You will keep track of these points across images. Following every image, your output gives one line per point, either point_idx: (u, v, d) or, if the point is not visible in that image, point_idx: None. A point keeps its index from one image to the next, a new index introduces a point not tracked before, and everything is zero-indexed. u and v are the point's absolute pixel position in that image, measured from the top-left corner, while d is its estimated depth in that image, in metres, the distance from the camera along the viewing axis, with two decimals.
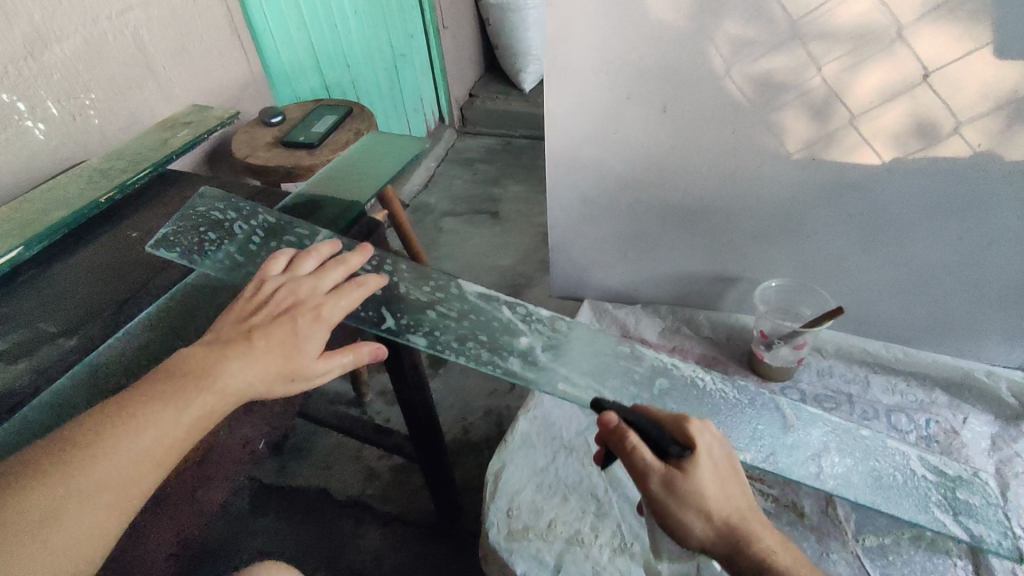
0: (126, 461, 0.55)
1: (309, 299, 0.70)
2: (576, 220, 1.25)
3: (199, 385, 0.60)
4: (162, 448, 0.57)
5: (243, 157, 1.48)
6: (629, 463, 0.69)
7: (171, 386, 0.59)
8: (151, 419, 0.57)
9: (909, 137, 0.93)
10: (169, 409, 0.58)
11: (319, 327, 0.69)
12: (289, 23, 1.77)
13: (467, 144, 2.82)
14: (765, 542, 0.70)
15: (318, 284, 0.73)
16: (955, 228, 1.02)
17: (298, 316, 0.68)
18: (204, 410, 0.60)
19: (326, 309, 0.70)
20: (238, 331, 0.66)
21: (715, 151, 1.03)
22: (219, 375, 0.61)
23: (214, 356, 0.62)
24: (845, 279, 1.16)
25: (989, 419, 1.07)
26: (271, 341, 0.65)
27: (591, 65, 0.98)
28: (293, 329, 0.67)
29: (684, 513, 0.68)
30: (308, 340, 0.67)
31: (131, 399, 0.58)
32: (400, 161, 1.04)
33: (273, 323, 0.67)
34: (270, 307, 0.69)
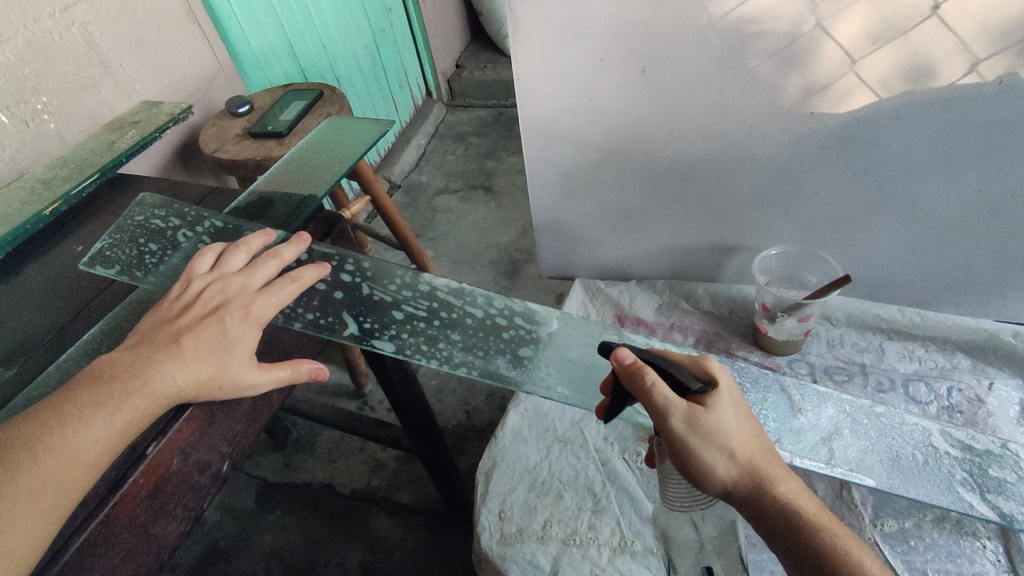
0: (57, 470, 0.53)
1: (238, 297, 0.67)
2: (558, 195, 1.16)
3: (126, 386, 0.57)
4: (97, 449, 0.55)
5: (210, 153, 1.30)
6: (647, 402, 0.60)
7: (97, 388, 0.57)
8: (83, 421, 0.55)
9: (917, 80, 0.82)
10: (100, 413, 0.55)
11: (250, 325, 0.66)
12: (255, 3, 1.54)
13: (459, 118, 2.69)
14: (793, 485, 0.63)
15: (248, 280, 0.69)
16: (972, 177, 0.92)
17: (228, 315, 0.65)
18: (139, 413, 0.57)
19: (256, 306, 0.67)
20: (164, 333, 0.62)
21: (702, 111, 0.94)
22: (149, 377, 0.58)
23: (141, 359, 0.59)
24: (855, 241, 1.07)
25: (1018, 383, 0.98)
26: (200, 342, 0.62)
27: (556, 27, 0.89)
28: (221, 331, 0.64)
29: (710, 452, 0.60)
30: (238, 340, 0.65)
31: (61, 403, 0.55)
32: (360, 149, 0.96)
33: (200, 323, 0.64)
34: (198, 305, 0.65)
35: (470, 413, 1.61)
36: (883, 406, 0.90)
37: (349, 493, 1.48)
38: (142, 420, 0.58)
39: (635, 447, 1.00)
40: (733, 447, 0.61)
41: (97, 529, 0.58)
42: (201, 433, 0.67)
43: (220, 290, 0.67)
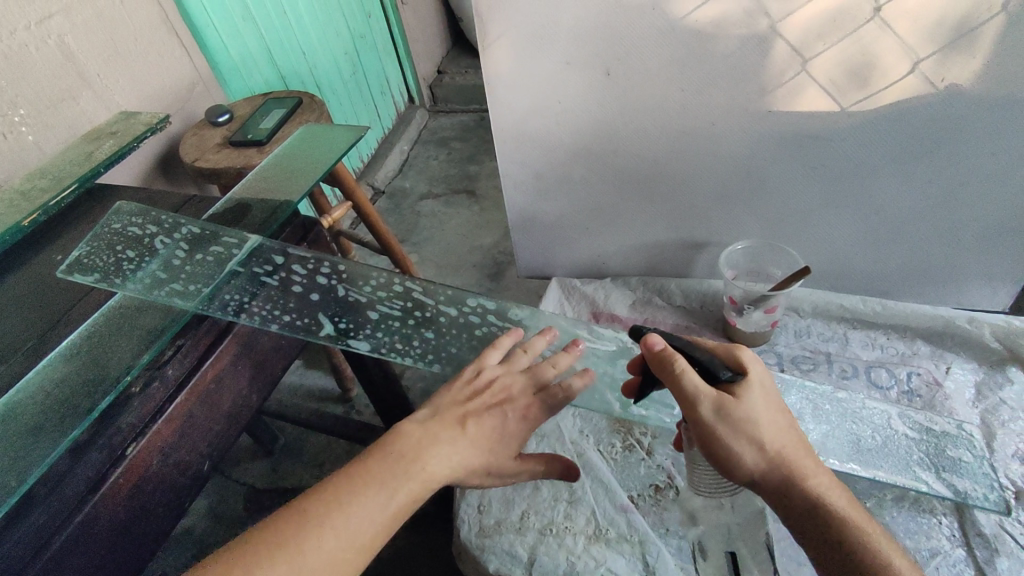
0: (337, 544, 0.54)
1: (518, 394, 0.74)
2: (532, 196, 1.19)
3: (411, 468, 0.60)
4: (371, 532, 0.56)
5: (191, 162, 1.31)
6: (675, 387, 0.64)
7: (395, 465, 0.60)
8: (368, 498, 0.57)
9: (864, 77, 0.86)
10: (381, 489, 0.58)
11: (522, 420, 0.73)
12: (233, 13, 1.55)
13: (441, 123, 2.72)
14: (821, 477, 0.64)
15: (520, 377, 0.75)
16: (923, 171, 0.96)
17: (510, 409, 0.72)
18: (412, 496, 0.59)
19: (533, 408, 0.74)
20: (453, 415, 0.68)
21: (665, 112, 0.98)
22: (428, 460, 0.62)
23: (427, 443, 0.63)
24: (818, 235, 1.11)
25: (973, 367, 1.03)
26: (480, 429, 0.68)
27: (522, 33, 0.92)
28: (502, 421, 0.71)
29: (738, 439, 0.63)
30: (512, 432, 0.72)
31: (349, 478, 0.58)
32: (334, 154, 0.99)
33: (484, 411, 0.70)
34: (487, 397, 0.71)
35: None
36: (845, 392, 0.94)
37: None
38: (415, 503, 0.60)
39: (609, 438, 1.03)
40: (762, 436, 0.63)
41: (82, 525, 0.61)
42: (178, 436, 0.72)
43: (506, 383, 0.74)
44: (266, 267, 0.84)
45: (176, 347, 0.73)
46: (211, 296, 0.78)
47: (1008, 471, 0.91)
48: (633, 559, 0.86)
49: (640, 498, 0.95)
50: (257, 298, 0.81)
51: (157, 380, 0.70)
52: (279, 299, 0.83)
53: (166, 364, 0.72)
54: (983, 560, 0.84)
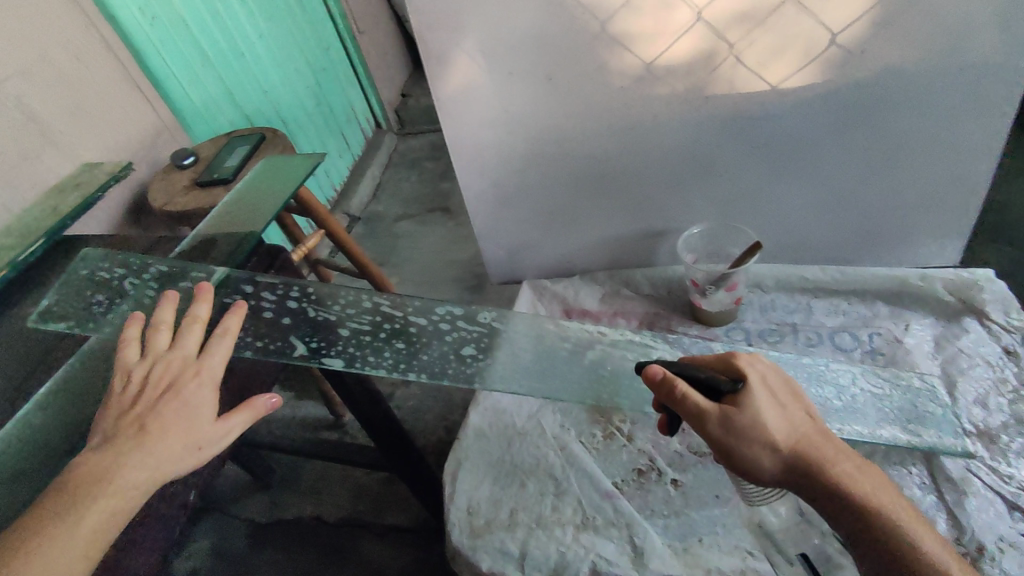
0: None
1: (182, 369, 0.64)
2: (493, 205, 1.22)
3: (88, 496, 0.55)
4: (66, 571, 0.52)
5: (159, 207, 1.34)
6: (679, 409, 0.66)
7: (65, 500, 0.54)
8: (45, 541, 0.52)
9: (789, 56, 0.90)
10: (64, 526, 0.53)
11: (209, 389, 0.63)
12: (192, 59, 1.58)
13: (410, 145, 2.74)
14: (843, 465, 0.65)
15: (185, 349, 0.66)
16: (858, 139, 1.01)
17: (180, 387, 0.62)
18: (108, 514, 0.55)
19: (206, 370, 0.64)
20: (128, 424, 0.59)
21: (607, 111, 1.02)
22: (110, 477, 0.56)
23: (100, 460, 0.57)
24: (769, 212, 1.15)
25: (931, 322, 1.07)
26: (162, 423, 0.59)
27: (465, 49, 0.96)
28: (184, 405, 0.61)
29: (754, 449, 0.65)
30: (201, 406, 0.62)
31: (20, 530, 0.53)
32: (294, 183, 1.02)
33: (156, 404, 0.61)
34: (148, 390, 0.62)
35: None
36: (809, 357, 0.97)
37: (337, 521, 1.47)
38: (115, 521, 0.55)
39: (590, 429, 1.05)
40: (777, 440, 0.65)
41: None
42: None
43: (165, 367, 0.64)
44: (236, 295, 0.85)
45: None
46: None
47: (970, 416, 0.95)
48: (621, 542, 0.89)
49: (624, 483, 0.97)
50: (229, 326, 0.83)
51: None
52: (248, 326, 0.84)
53: None
54: (955, 504, 0.87)
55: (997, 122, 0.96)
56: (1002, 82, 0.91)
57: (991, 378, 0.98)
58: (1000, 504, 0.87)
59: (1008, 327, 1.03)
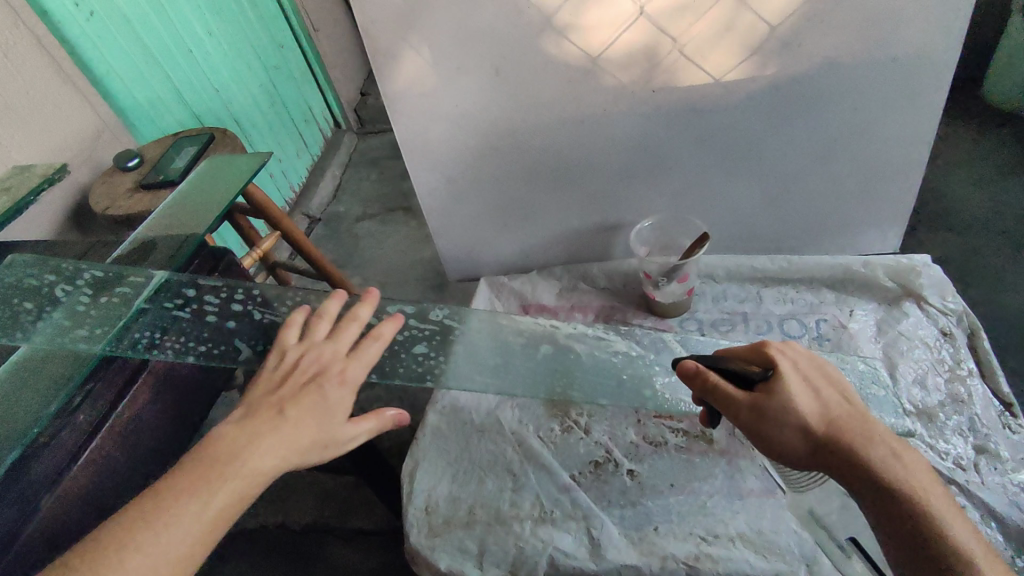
0: (145, 565, 0.50)
1: (331, 363, 0.69)
2: (447, 202, 1.21)
3: (224, 469, 0.56)
4: (188, 544, 0.52)
5: (102, 211, 1.29)
6: (714, 396, 0.70)
7: (202, 471, 0.56)
8: (176, 508, 0.53)
9: (731, 48, 0.92)
10: (191, 500, 0.54)
11: (346, 389, 0.67)
12: (134, 56, 1.50)
13: (370, 143, 2.68)
14: (878, 450, 0.64)
15: (336, 345, 0.72)
16: (800, 130, 1.03)
17: (325, 379, 0.66)
18: (235, 496, 0.56)
19: (350, 372, 0.69)
20: (267, 406, 0.63)
21: (556, 105, 1.02)
22: (244, 456, 0.58)
23: (241, 436, 0.60)
24: (718, 203, 1.17)
25: (874, 306, 1.10)
26: (301, 410, 0.63)
27: (412, 43, 0.95)
28: (323, 398, 0.65)
29: (783, 432, 0.66)
30: (338, 404, 0.65)
31: (156, 489, 0.55)
32: (239, 184, 0.99)
33: (299, 391, 0.65)
34: (297, 374, 0.67)
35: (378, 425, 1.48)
36: None
37: (303, 526, 1.43)
38: (237, 504, 0.56)
39: (548, 423, 1.05)
40: (806, 422, 0.66)
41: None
42: (93, 482, 0.70)
43: (314, 360, 0.69)
44: (173, 301, 0.83)
45: (86, 391, 0.71)
46: (120, 336, 0.77)
47: (910, 396, 0.98)
48: (579, 534, 0.89)
49: (582, 476, 0.98)
50: (171, 331, 0.81)
51: (69, 426, 0.68)
52: (191, 330, 0.82)
53: (77, 410, 0.70)
54: None
55: (929, 111, 0.99)
56: (933, 73, 0.94)
57: (929, 358, 1.02)
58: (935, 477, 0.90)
59: (944, 310, 1.07)
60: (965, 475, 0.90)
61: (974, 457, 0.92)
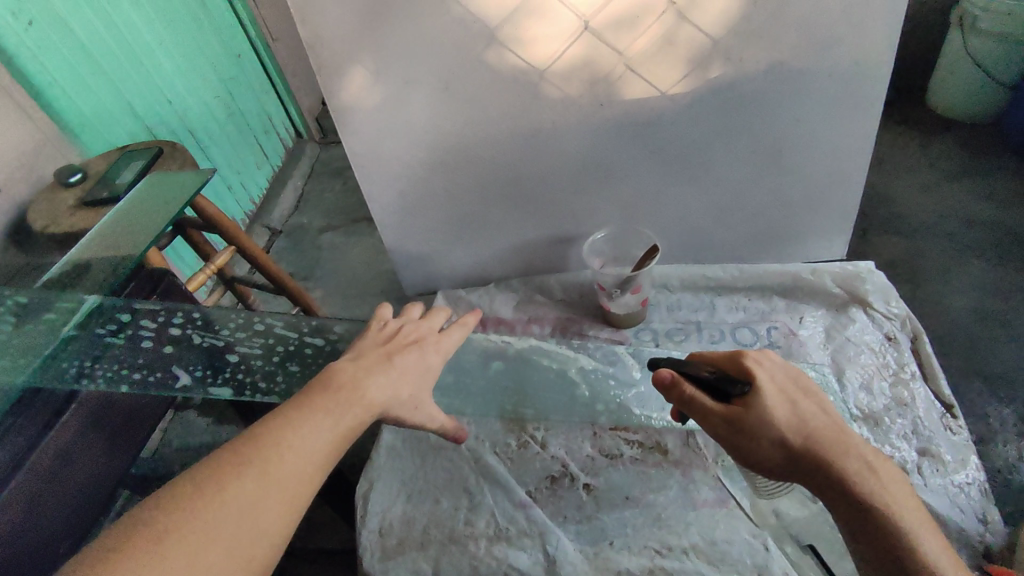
0: (296, 465, 0.54)
1: (428, 335, 0.75)
2: (400, 216, 1.20)
3: (351, 396, 0.61)
4: (324, 452, 0.57)
5: (40, 230, 1.21)
6: (690, 407, 0.68)
7: (335, 392, 0.61)
8: (314, 419, 0.57)
9: (675, 62, 0.93)
10: (327, 417, 0.58)
11: (438, 358, 0.74)
12: (78, 67, 1.43)
13: (332, 154, 2.63)
14: (855, 466, 0.63)
15: (431, 323, 0.78)
16: (745, 142, 1.05)
17: (425, 345, 0.73)
18: (358, 422, 0.61)
19: (443, 342, 0.76)
20: (379, 352, 0.69)
21: (507, 118, 1.01)
22: (367, 387, 0.63)
23: (368, 370, 0.65)
24: (670, 214, 1.18)
25: (822, 313, 1.12)
26: (406, 365, 0.69)
27: (359, 60, 0.94)
28: (423, 358, 0.72)
29: (760, 446, 0.65)
30: (430, 368, 0.72)
31: (302, 402, 0.59)
32: (180, 204, 0.95)
33: (403, 350, 0.71)
34: (402, 335, 0.73)
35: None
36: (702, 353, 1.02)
37: None
38: (359, 429, 0.61)
39: (503, 438, 1.04)
40: (786, 439, 0.64)
41: None
42: (19, 519, 0.66)
43: (413, 329, 0.75)
44: (112, 323, 0.80)
45: (7, 426, 0.68)
46: (46, 366, 0.74)
47: (857, 402, 1.00)
48: (535, 551, 0.89)
49: (538, 492, 0.97)
50: (104, 359, 0.78)
51: None
52: (127, 357, 0.80)
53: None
54: None
55: (868, 122, 1.02)
56: (870, 85, 0.97)
57: (875, 363, 1.04)
58: None
59: (888, 314, 1.10)
60: (909, 478, 0.92)
61: (918, 459, 0.94)
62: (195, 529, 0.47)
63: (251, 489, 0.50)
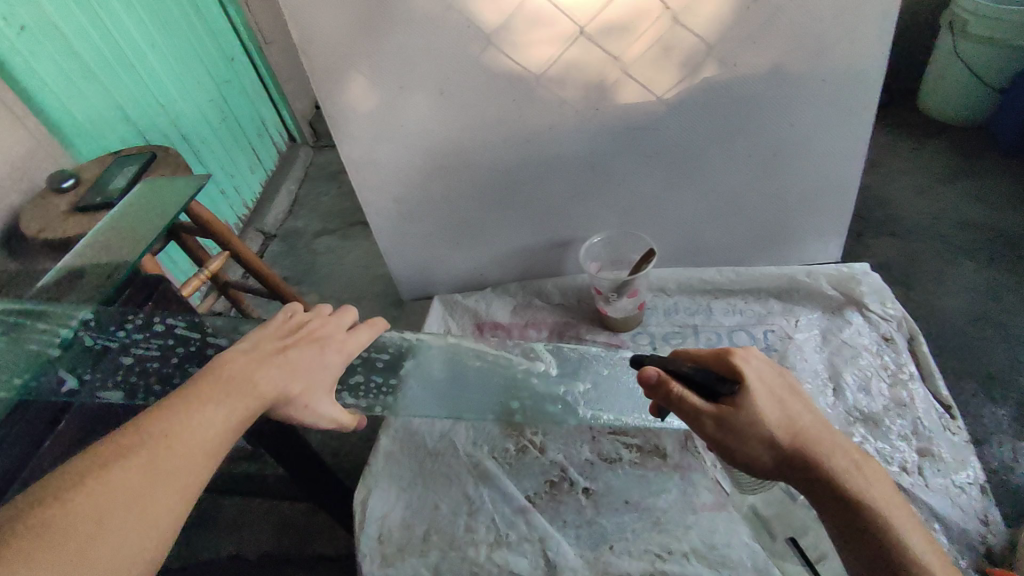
0: (183, 454, 0.52)
1: (333, 332, 0.73)
2: (397, 221, 1.20)
3: (244, 387, 0.59)
4: (214, 442, 0.55)
5: (32, 237, 1.19)
6: (679, 407, 0.65)
7: (227, 382, 0.59)
8: (204, 408, 0.55)
9: (671, 66, 0.93)
10: (218, 406, 0.56)
11: (340, 356, 0.72)
12: (69, 72, 1.41)
13: (327, 158, 2.61)
14: (839, 461, 0.63)
15: (338, 320, 0.75)
16: (740, 145, 1.05)
17: (326, 342, 0.71)
18: (253, 411, 0.59)
19: (349, 342, 0.74)
20: (274, 344, 0.66)
21: (504, 123, 1.02)
22: (261, 379, 0.61)
23: (260, 362, 0.63)
24: (667, 218, 1.18)
25: (818, 315, 1.13)
26: (304, 360, 0.67)
27: (355, 65, 0.93)
28: (322, 354, 0.70)
29: (751, 448, 0.63)
30: (330, 365, 0.70)
31: (188, 391, 0.56)
32: (175, 209, 0.95)
33: (303, 344, 0.69)
34: (303, 331, 0.70)
35: (335, 450, 1.43)
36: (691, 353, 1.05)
37: None
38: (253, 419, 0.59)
39: (502, 443, 1.04)
40: (775, 438, 0.63)
41: None
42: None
43: (319, 325, 0.73)
44: (104, 329, 0.79)
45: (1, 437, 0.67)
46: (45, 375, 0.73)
47: (856, 403, 1.01)
48: (535, 557, 0.88)
49: (537, 497, 0.97)
50: (101, 371, 0.76)
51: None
52: (122, 369, 0.77)
53: None
54: None
55: (863, 126, 1.03)
56: (864, 89, 0.97)
57: (873, 364, 1.05)
58: None
59: (885, 315, 1.10)
60: (909, 478, 0.91)
61: (918, 460, 0.93)
62: (76, 522, 0.45)
63: (133, 481, 0.48)
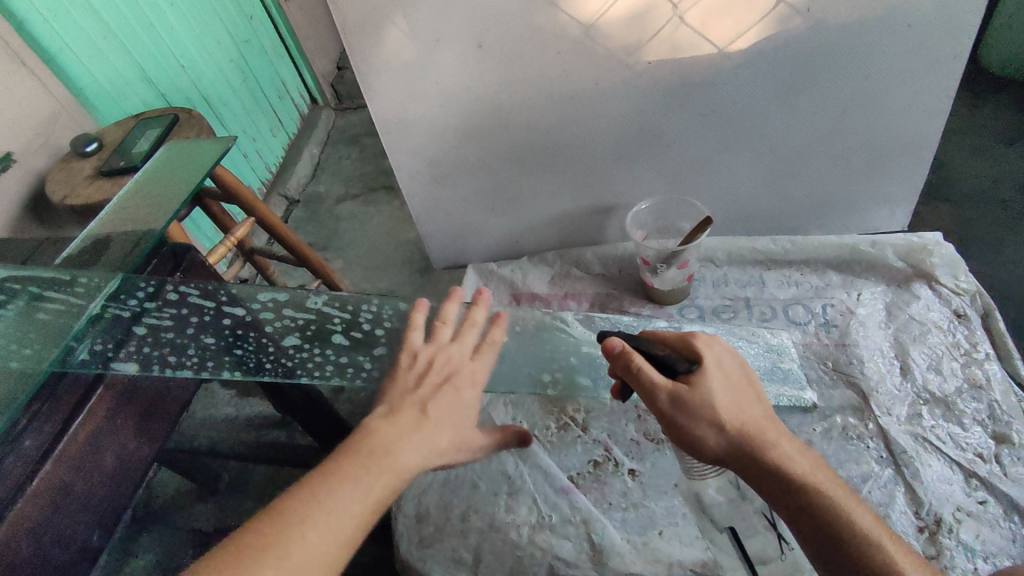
0: (320, 543, 0.50)
1: (462, 364, 0.67)
2: (430, 185, 1.14)
3: (379, 463, 0.56)
4: (349, 530, 0.52)
5: (59, 202, 1.15)
6: (636, 383, 0.65)
7: (360, 458, 0.56)
8: (343, 489, 0.53)
9: (735, 14, 0.84)
10: (354, 486, 0.54)
11: (473, 395, 0.66)
12: (89, 30, 1.34)
13: (349, 120, 2.53)
14: (791, 450, 0.62)
15: (464, 347, 0.69)
16: (805, 102, 0.96)
17: (459, 382, 0.65)
18: (389, 488, 0.56)
19: (479, 373, 0.67)
20: (412, 404, 0.62)
21: (547, 79, 0.93)
22: (395, 451, 0.57)
23: (401, 431, 0.59)
24: (719, 182, 1.10)
25: (882, 289, 1.05)
26: (440, 415, 0.62)
27: (389, 14, 0.86)
28: (458, 401, 0.64)
29: (700, 426, 0.63)
30: (471, 412, 0.65)
31: (329, 472, 0.54)
32: (199, 175, 0.90)
33: (437, 393, 0.64)
34: (432, 373, 0.65)
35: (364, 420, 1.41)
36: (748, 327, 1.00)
37: None
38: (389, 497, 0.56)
39: (543, 421, 0.99)
40: (722, 419, 0.62)
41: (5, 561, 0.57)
42: (64, 495, 0.62)
43: (444, 357, 0.67)
44: (134, 298, 0.75)
45: (32, 414, 0.62)
46: (82, 341, 0.69)
47: (927, 384, 0.94)
48: (579, 540, 0.85)
49: (581, 477, 0.93)
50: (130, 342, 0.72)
51: (40, 420, 0.62)
52: (153, 340, 0.75)
53: (23, 434, 0.61)
54: (911, 476, 0.85)
55: (946, 79, 0.93)
56: (954, 36, 0.87)
57: (944, 342, 0.98)
58: (954, 471, 0.85)
59: (957, 289, 1.02)
60: (985, 466, 0.85)
61: (995, 447, 0.87)
62: None
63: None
